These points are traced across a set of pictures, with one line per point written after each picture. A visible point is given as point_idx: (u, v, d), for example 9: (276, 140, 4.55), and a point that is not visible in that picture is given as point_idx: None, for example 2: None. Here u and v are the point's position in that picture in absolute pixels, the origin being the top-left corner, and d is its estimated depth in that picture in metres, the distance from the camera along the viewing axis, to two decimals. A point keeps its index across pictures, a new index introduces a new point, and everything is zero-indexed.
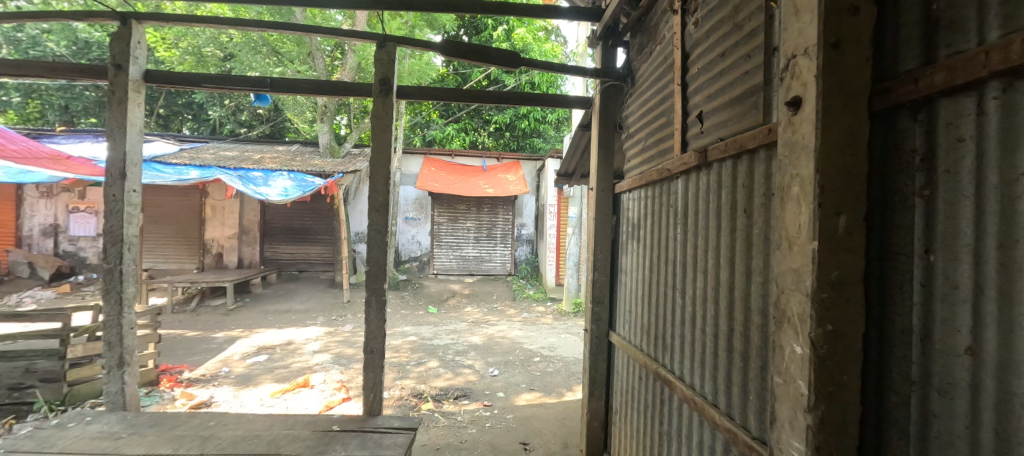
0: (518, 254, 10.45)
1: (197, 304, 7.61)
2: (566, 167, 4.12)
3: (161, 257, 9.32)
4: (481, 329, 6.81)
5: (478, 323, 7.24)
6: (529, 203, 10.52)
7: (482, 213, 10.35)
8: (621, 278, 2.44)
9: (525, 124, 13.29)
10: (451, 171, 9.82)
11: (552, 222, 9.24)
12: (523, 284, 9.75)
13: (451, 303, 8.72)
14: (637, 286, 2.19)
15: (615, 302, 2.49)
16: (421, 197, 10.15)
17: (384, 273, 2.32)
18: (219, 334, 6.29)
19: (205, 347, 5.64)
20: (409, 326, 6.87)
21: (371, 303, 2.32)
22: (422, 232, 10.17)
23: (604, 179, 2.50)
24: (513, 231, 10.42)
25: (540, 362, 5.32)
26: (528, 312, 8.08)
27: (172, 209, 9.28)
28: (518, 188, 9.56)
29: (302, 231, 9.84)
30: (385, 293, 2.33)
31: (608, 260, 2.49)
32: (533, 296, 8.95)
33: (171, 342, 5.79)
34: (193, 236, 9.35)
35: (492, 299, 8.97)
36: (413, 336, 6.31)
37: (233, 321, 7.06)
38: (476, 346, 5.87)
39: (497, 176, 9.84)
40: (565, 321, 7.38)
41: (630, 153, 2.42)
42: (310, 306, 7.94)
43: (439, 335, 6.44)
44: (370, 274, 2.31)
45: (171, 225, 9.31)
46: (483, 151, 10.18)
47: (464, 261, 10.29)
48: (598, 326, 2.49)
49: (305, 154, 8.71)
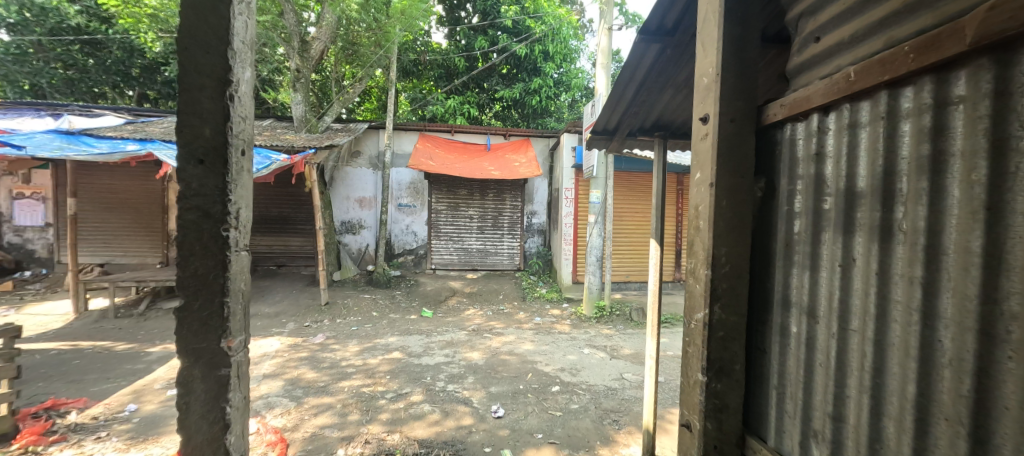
0: (528, 246, 9.08)
1: (146, 308, 6.36)
2: (605, 121, 2.71)
3: (118, 251, 8.07)
4: (483, 341, 5.46)
5: (480, 332, 5.91)
6: (540, 187, 9.10)
7: (486, 199, 8.98)
8: (785, 321, 1.05)
9: (535, 101, 11.87)
10: (449, 151, 8.47)
11: (568, 208, 7.86)
12: (533, 281, 8.38)
13: (449, 304, 7.37)
14: (874, 360, 0.81)
15: (765, 373, 1.10)
16: (416, 180, 8.79)
17: (223, 312, 1.00)
18: (155, 348, 5.02)
19: (126, 369, 4.37)
20: (394, 338, 5.57)
21: (193, 388, 0.97)
22: (418, 221, 8.82)
23: (742, 95, 1.10)
24: (522, 219, 9.04)
25: (559, 393, 3.94)
26: (540, 317, 6.72)
27: (129, 195, 8.04)
28: (527, 172, 8.08)
29: (279, 220, 8.59)
30: (227, 359, 1.01)
31: (742, 282, 1.10)
32: (547, 296, 7.58)
33: (88, 361, 4.56)
34: (154, 226, 8.14)
35: (498, 300, 7.61)
36: (397, 352, 5.01)
37: None
38: (475, 368, 4.52)
39: (502, 158, 8.43)
40: (586, 330, 6.02)
41: (811, 26, 1.01)
42: (281, 309, 6.58)
43: (432, 349, 5.14)
44: (184, 320, 0.96)
45: (128, 213, 8.07)
46: (488, 128, 8.81)
47: (467, 255, 8.94)
48: (720, 428, 1.11)
49: (275, 129, 7.29)
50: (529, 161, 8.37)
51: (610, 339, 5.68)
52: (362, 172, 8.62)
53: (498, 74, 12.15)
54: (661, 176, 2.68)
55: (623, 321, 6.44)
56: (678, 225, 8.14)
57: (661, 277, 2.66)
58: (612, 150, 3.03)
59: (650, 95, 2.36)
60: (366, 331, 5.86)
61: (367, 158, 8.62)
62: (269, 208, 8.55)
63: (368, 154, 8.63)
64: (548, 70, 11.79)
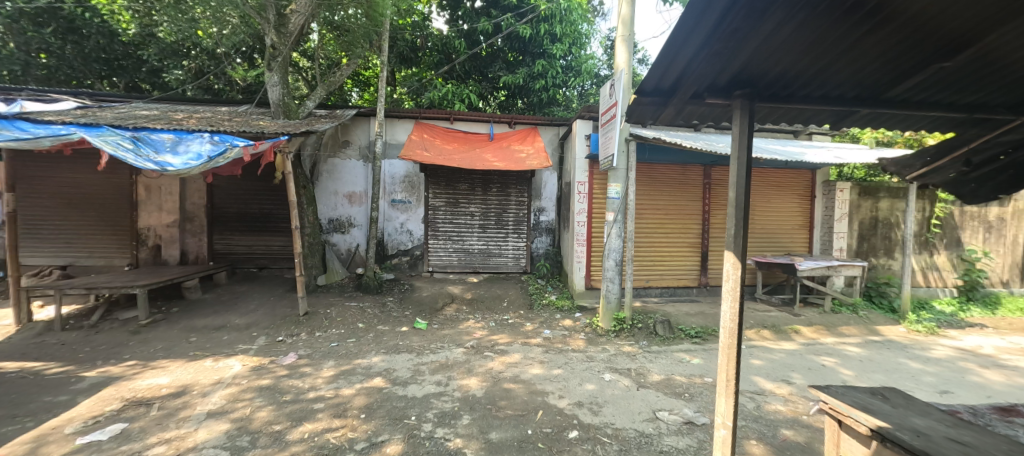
0: (535, 246, 8.21)
1: (99, 318, 5.56)
2: (661, 75, 1.79)
3: (83, 251, 7.32)
4: (482, 363, 4.57)
5: (480, 350, 5.03)
6: (549, 181, 8.22)
7: (489, 194, 8.09)
8: None
9: (543, 88, 10.96)
10: (447, 141, 7.61)
11: (581, 205, 6.98)
12: (542, 286, 7.51)
13: (447, 314, 6.51)
14: None
15: None
16: (411, 173, 7.93)
17: None
18: (90, 372, 4.20)
19: (43, 402, 3.55)
20: (378, 357, 4.72)
21: None
22: (413, 218, 7.97)
23: None
24: (528, 216, 8.16)
25: (579, 443, 3.05)
26: (550, 330, 5.85)
27: (94, 190, 7.29)
28: (535, 164, 7.14)
29: (261, 218, 7.78)
30: None
31: None
32: (557, 305, 6.73)
33: (5, 390, 3.76)
34: (122, 225, 7.38)
35: (502, 309, 6.73)
36: (379, 378, 4.14)
37: (137, 345, 4.99)
38: (472, 403, 3.64)
39: (506, 148, 7.53)
40: (604, 348, 5.15)
41: None
42: (255, 319, 5.75)
43: (422, 373, 4.29)
44: None
45: (93, 210, 7.30)
46: (490, 115, 7.92)
47: (468, 256, 8.07)
48: None
49: (250, 114, 6.42)
50: (537, 152, 7.47)
51: (633, 360, 4.81)
52: (352, 164, 7.79)
53: (503, 60, 11.33)
54: (741, 155, 1.81)
55: (647, 337, 5.55)
56: (704, 224, 7.26)
57: (743, 308, 1.80)
58: (661, 118, 2.13)
59: (748, 20, 1.45)
60: (348, 348, 5.01)
61: (357, 149, 7.79)
62: (249, 204, 7.73)
63: (358, 144, 7.80)
64: (556, 53, 10.85)
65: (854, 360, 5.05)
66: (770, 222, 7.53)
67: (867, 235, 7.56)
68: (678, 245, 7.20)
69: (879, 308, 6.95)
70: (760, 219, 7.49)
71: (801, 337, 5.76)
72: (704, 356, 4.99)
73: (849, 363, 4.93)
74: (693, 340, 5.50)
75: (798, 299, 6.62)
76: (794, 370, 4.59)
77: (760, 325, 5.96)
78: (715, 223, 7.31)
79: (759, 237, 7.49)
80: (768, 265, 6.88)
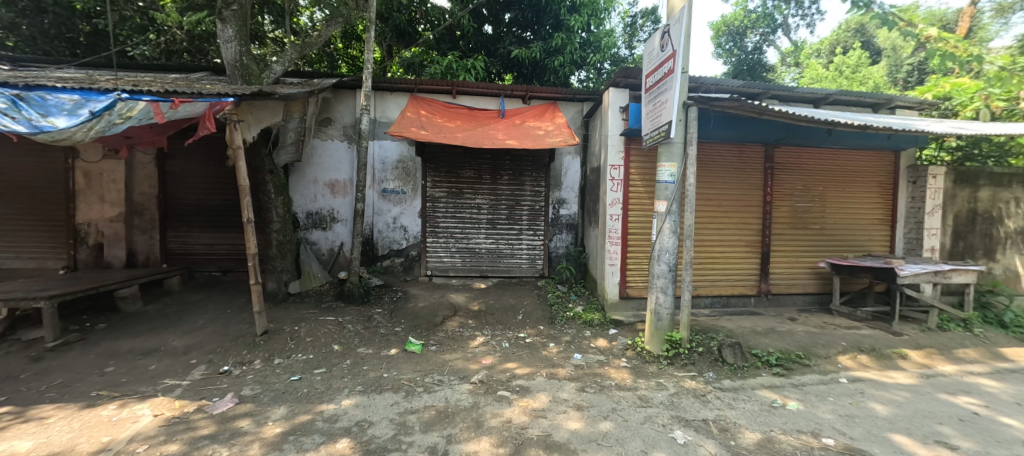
0: (553, 246, 6.87)
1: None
2: None
3: (9, 251, 6.03)
4: (495, 412, 3.23)
5: (492, 388, 3.68)
6: (571, 167, 6.86)
7: (499, 183, 6.73)
8: None
9: (558, 65, 9.58)
10: (449, 117, 6.27)
11: (615, 194, 5.60)
12: (564, 294, 6.16)
13: (448, 330, 5.16)
14: None
15: None
16: (405, 158, 6.60)
17: None
18: None
19: None
20: (350, 401, 3.36)
21: None
22: (408, 212, 6.64)
23: None
24: (546, 210, 6.81)
25: None
26: (581, 355, 4.50)
27: (21, 177, 6.00)
28: (557, 141, 5.78)
29: (225, 210, 6.48)
30: None
31: None
32: (585, 319, 5.37)
33: None
34: (56, 219, 6.10)
35: (516, 324, 5.39)
36: (346, 441, 2.80)
37: (26, 379, 3.68)
38: None
39: (520, 126, 6.18)
40: (662, 386, 3.77)
41: None
42: (199, 340, 4.44)
43: (409, 432, 2.93)
44: None
45: (22, 201, 6.02)
46: (501, 86, 6.56)
47: (474, 258, 6.73)
48: None
49: (199, 79, 5.06)
50: (558, 129, 6.10)
51: (706, 403, 3.46)
52: (334, 146, 6.48)
53: (513, 36, 10.01)
54: None
55: (711, 366, 4.18)
56: (768, 217, 5.87)
57: None
58: None
59: None
60: (312, 384, 3.67)
61: (341, 128, 6.48)
62: (212, 195, 6.45)
63: (342, 122, 6.48)
64: (574, 25, 9.52)
65: (1007, 403, 3.68)
66: (846, 216, 6.13)
67: (964, 232, 6.13)
68: (735, 244, 5.83)
69: (987, 323, 5.50)
70: (833, 212, 6.09)
71: (912, 365, 4.40)
72: (801, 397, 3.62)
73: (1003, 407, 3.56)
74: (777, 371, 4.12)
75: (896, 313, 5.21)
76: (942, 423, 3.22)
77: (856, 348, 4.59)
78: (780, 216, 5.93)
79: (831, 235, 6.10)
80: (851, 269, 5.48)
